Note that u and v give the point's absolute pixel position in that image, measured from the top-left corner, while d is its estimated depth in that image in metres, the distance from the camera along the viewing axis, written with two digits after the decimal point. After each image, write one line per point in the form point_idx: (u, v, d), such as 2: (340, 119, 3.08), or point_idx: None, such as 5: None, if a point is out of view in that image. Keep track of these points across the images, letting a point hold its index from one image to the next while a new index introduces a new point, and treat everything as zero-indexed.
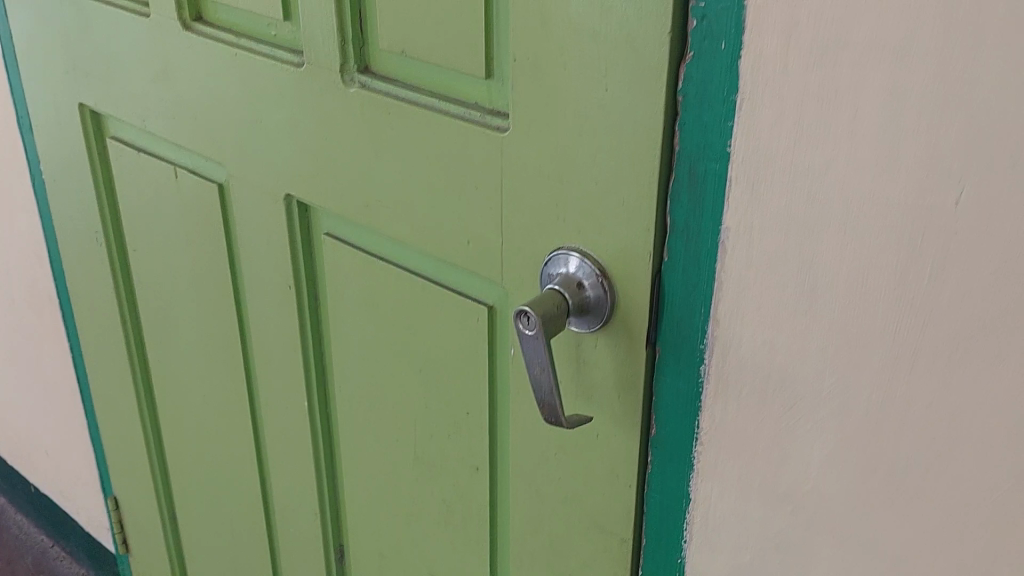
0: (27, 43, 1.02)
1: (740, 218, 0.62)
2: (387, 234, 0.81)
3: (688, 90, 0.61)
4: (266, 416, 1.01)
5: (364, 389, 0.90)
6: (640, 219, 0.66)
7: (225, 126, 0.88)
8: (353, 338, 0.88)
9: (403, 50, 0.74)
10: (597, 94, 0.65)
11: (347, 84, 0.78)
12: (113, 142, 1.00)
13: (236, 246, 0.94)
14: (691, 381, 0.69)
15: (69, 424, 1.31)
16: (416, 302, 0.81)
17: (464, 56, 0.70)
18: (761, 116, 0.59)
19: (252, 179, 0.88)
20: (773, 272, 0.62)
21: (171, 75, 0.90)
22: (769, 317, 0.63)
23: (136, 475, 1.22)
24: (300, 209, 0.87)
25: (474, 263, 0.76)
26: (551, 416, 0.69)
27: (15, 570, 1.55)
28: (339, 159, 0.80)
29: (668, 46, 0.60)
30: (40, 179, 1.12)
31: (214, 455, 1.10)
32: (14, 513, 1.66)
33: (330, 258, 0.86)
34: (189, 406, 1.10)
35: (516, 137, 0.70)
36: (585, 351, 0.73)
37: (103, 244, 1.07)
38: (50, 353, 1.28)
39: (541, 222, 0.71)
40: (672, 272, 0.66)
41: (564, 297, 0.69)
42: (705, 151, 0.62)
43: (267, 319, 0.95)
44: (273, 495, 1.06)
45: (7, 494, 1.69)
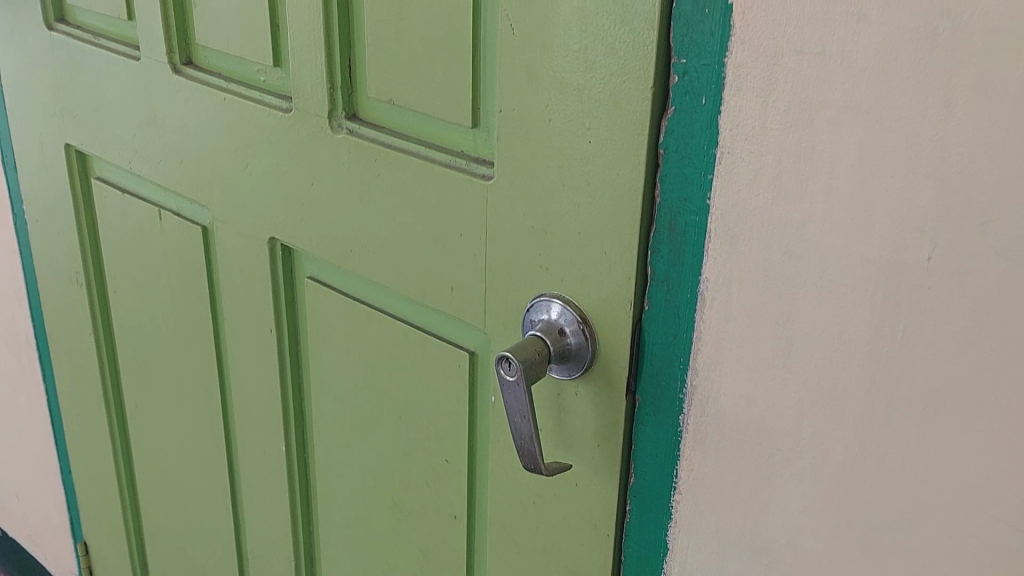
0: (17, 84, 1.03)
1: (719, 270, 0.63)
2: (370, 279, 0.81)
3: (669, 144, 0.62)
4: (242, 461, 1.01)
5: (342, 433, 0.90)
6: (622, 268, 0.67)
7: (211, 169, 0.89)
8: (332, 383, 0.88)
9: (390, 99, 0.75)
10: (579, 146, 0.66)
11: (335, 130, 0.79)
12: (98, 183, 1.01)
13: (217, 288, 0.94)
14: (670, 432, 0.69)
15: (40, 466, 1.29)
16: (397, 347, 0.82)
17: (450, 106, 0.72)
18: (740, 171, 0.60)
19: (236, 221, 0.89)
20: (752, 324, 0.63)
21: (159, 117, 0.90)
22: (748, 368, 0.64)
23: (107, 518, 1.21)
24: (284, 253, 0.87)
25: (456, 309, 0.77)
26: (531, 463, 0.69)
27: None
28: (324, 204, 0.81)
29: (650, 101, 0.62)
30: (22, 218, 1.12)
31: (188, 500, 1.09)
32: None
33: (313, 302, 0.87)
34: (164, 449, 1.09)
35: (500, 186, 0.71)
36: (566, 399, 0.74)
37: (84, 283, 1.07)
38: (23, 394, 1.26)
39: (524, 270, 0.72)
40: (651, 322, 0.67)
41: (545, 344, 0.70)
42: (685, 203, 0.63)
43: (246, 362, 0.95)
44: (247, 541, 1.05)
45: None
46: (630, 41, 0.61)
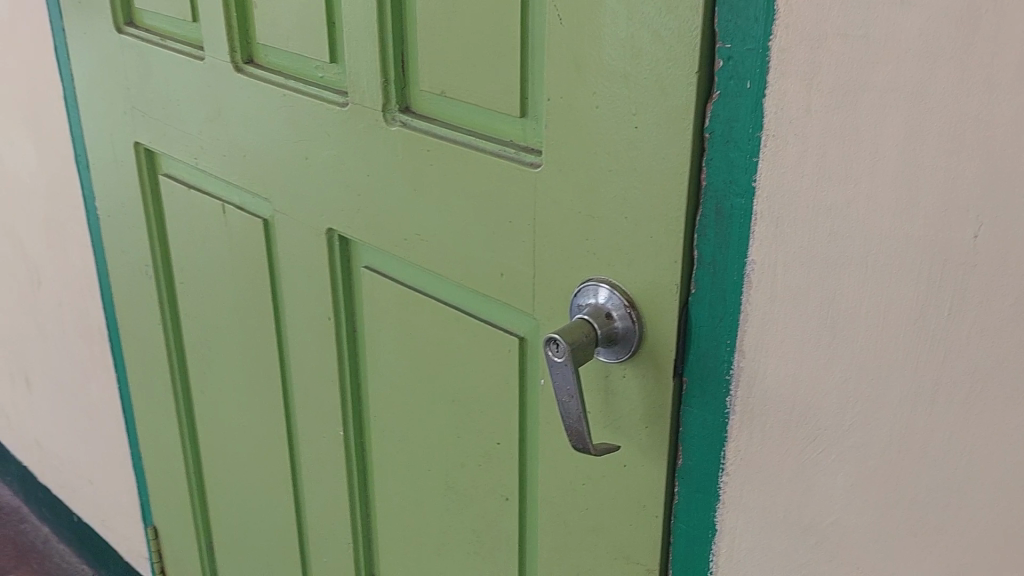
0: (89, 85, 1.07)
1: (765, 252, 0.64)
2: (424, 266, 0.84)
3: (714, 128, 0.64)
4: (303, 446, 1.04)
5: (398, 418, 0.92)
6: (669, 252, 0.68)
7: (272, 163, 0.92)
8: (389, 369, 0.91)
9: (443, 91, 0.77)
10: (627, 132, 0.67)
11: (389, 123, 0.81)
12: (166, 179, 1.05)
13: (278, 278, 0.97)
14: (717, 414, 0.70)
15: (112, 453, 1.34)
16: (451, 332, 0.84)
17: (501, 96, 0.74)
18: (784, 154, 0.61)
19: (296, 213, 0.92)
20: (797, 305, 0.64)
21: (223, 114, 0.94)
22: (793, 349, 0.65)
23: (174, 501, 1.25)
24: (341, 244, 0.90)
25: (506, 294, 0.78)
26: (579, 443, 0.71)
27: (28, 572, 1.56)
28: (380, 194, 0.84)
29: (696, 86, 0.63)
30: (94, 214, 1.17)
31: (252, 485, 1.13)
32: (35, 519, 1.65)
33: (369, 290, 0.89)
34: (229, 434, 1.13)
35: (549, 173, 0.72)
36: (614, 382, 0.75)
37: (153, 275, 1.11)
38: (95, 383, 1.31)
39: (572, 255, 0.73)
40: (698, 305, 0.69)
41: (593, 327, 0.71)
42: (731, 186, 0.64)
43: (306, 349, 0.98)
44: (308, 523, 1.08)
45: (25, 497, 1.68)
46: (675, 28, 0.63)
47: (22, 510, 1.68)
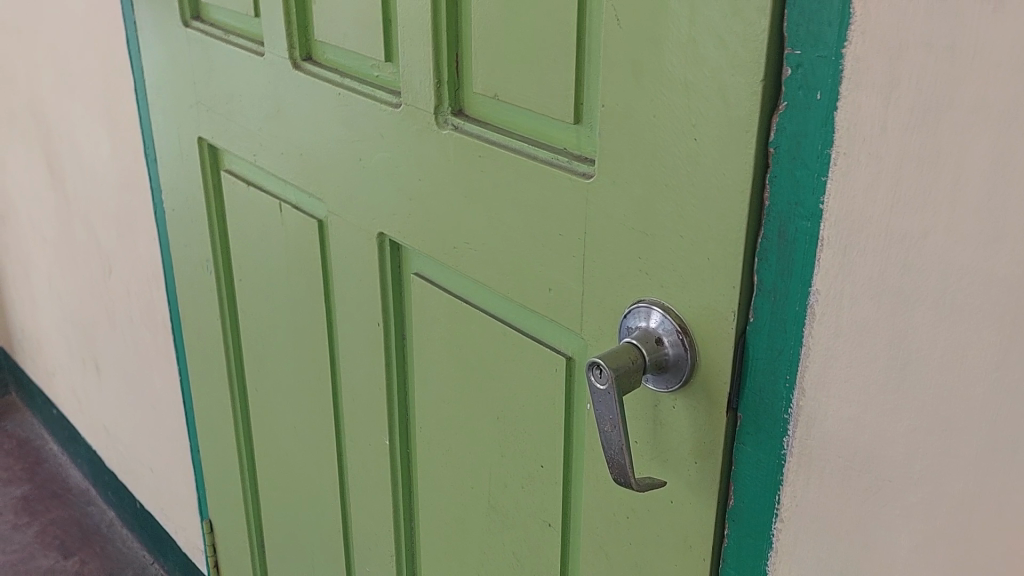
0: (159, 78, 1.07)
1: (830, 282, 0.58)
2: (473, 277, 0.80)
3: (780, 143, 0.58)
4: (350, 453, 1.01)
5: (444, 432, 0.89)
6: (726, 276, 0.63)
7: (326, 163, 0.89)
8: (436, 382, 0.88)
9: (497, 94, 0.73)
10: (685, 144, 0.62)
11: (441, 126, 0.78)
12: (227, 174, 1.03)
13: (331, 280, 0.95)
14: (772, 454, 0.65)
15: (174, 444, 1.34)
16: (499, 347, 0.80)
17: (556, 102, 0.69)
18: (855, 176, 0.55)
19: (349, 215, 0.89)
20: (864, 342, 0.58)
21: (281, 111, 0.92)
22: (856, 392, 0.59)
23: (229, 497, 1.24)
24: (392, 249, 0.87)
25: (555, 312, 0.74)
26: (621, 477, 0.66)
27: (87, 549, 1.67)
28: (431, 200, 0.80)
29: (760, 96, 0.57)
30: (160, 206, 1.16)
31: (301, 487, 1.11)
32: (102, 505, 1.77)
33: (418, 299, 0.86)
34: (281, 434, 1.11)
35: (601, 185, 0.68)
36: (664, 413, 0.70)
37: (213, 271, 1.10)
38: (160, 374, 1.31)
39: (624, 274, 0.68)
40: (756, 335, 0.63)
41: (641, 352, 0.66)
42: (796, 208, 0.59)
43: (355, 354, 0.95)
44: (353, 531, 1.05)
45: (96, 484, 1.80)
46: (740, 33, 0.57)
47: (92, 496, 1.80)
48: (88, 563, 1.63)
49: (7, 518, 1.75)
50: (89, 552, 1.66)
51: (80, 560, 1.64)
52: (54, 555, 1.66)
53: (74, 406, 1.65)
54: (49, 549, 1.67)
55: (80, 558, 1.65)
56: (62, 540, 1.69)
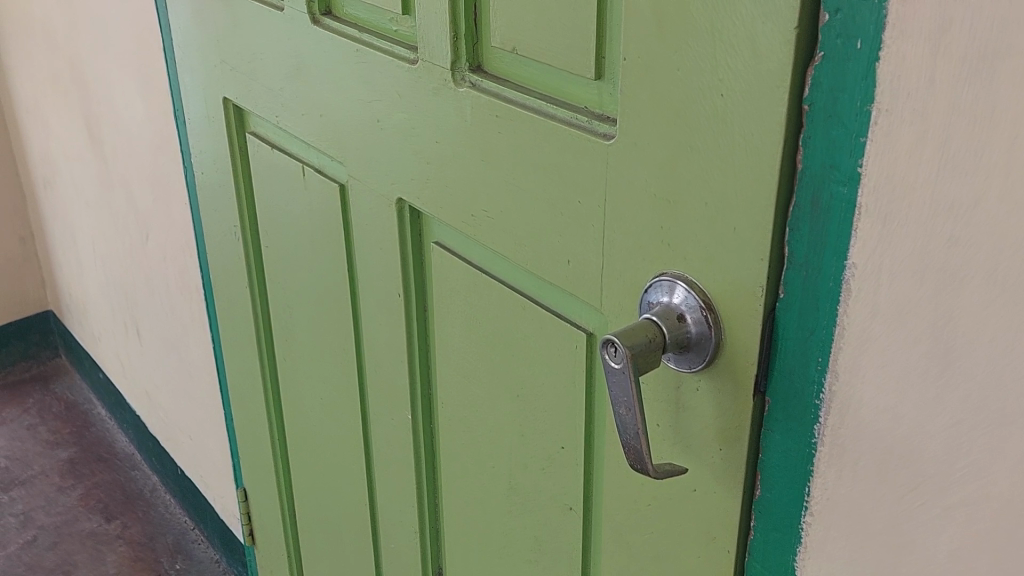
0: (185, 36, 1.04)
1: (868, 255, 0.52)
2: (492, 246, 0.75)
3: (815, 99, 0.52)
4: (374, 425, 0.98)
5: (466, 407, 0.85)
6: (754, 249, 0.57)
7: (345, 124, 0.85)
8: (458, 354, 0.84)
9: (514, 48, 0.68)
10: (712, 102, 0.56)
11: (458, 84, 0.73)
12: (253, 136, 1.01)
13: (353, 247, 0.92)
14: (802, 443, 0.59)
15: (209, 412, 1.34)
16: (519, 321, 0.76)
17: (574, 57, 0.64)
18: (898, 136, 0.49)
19: (368, 180, 0.85)
20: (903, 324, 0.52)
21: (302, 70, 0.88)
22: (894, 378, 0.53)
23: (261, 466, 1.23)
24: (412, 215, 0.83)
25: (576, 285, 0.69)
26: (637, 463, 0.61)
27: (131, 513, 1.69)
28: (449, 163, 0.76)
29: (794, 47, 0.51)
30: (191, 169, 1.14)
31: (328, 459, 1.08)
32: (146, 470, 1.80)
33: (439, 268, 0.82)
34: (310, 404, 1.08)
35: (621, 147, 0.62)
36: (686, 396, 0.64)
37: (241, 235, 1.08)
38: (196, 340, 1.31)
39: (645, 245, 0.63)
40: (786, 313, 0.57)
41: (661, 329, 0.61)
42: (831, 171, 0.53)
43: (378, 324, 0.92)
44: (378, 505, 1.03)
45: (141, 450, 1.83)
46: None
47: (137, 461, 1.83)
48: (130, 528, 1.66)
49: (53, 480, 1.78)
50: (132, 517, 1.68)
51: (121, 524, 1.67)
52: (97, 518, 1.69)
53: (118, 370, 1.66)
54: (92, 513, 1.70)
55: (122, 522, 1.67)
56: (105, 503, 1.72)
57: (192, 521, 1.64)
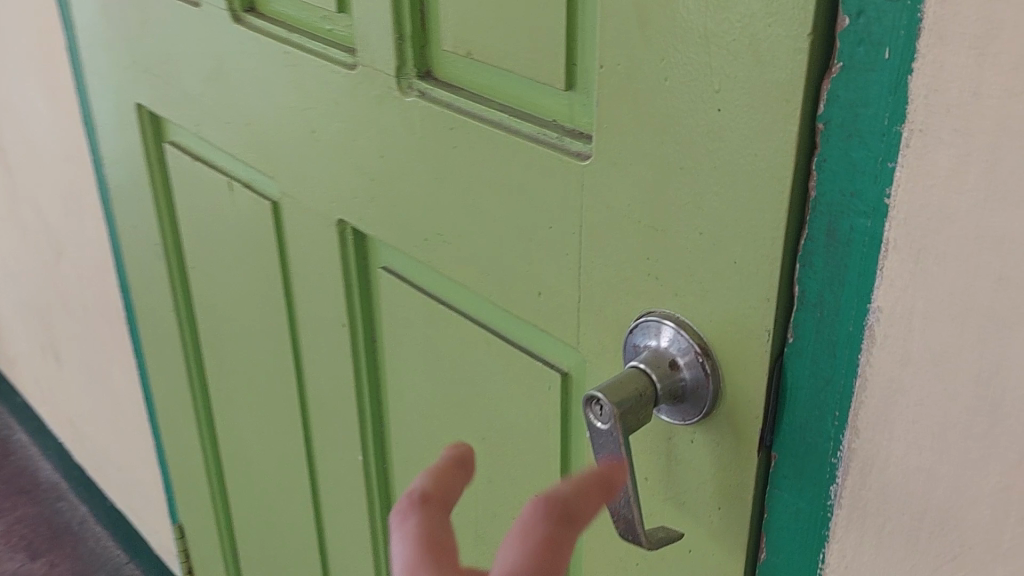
0: (89, 35, 0.93)
1: (897, 297, 0.45)
2: (449, 275, 0.67)
3: (832, 116, 0.44)
4: (321, 463, 0.89)
5: (424, 448, 0.77)
6: (758, 288, 0.49)
7: (275, 136, 0.76)
8: (413, 390, 0.75)
9: (468, 52, 0.59)
10: (705, 117, 0.48)
11: (404, 92, 0.63)
12: (172, 146, 0.90)
13: (289, 270, 0.82)
14: (815, 505, 0.52)
15: (140, 442, 1.23)
16: (482, 358, 0.67)
17: (539, 63, 0.55)
18: (934, 160, 0.41)
19: (305, 197, 0.76)
20: (939, 377, 0.44)
21: (222, 74, 0.78)
22: (926, 437, 0.46)
23: (198, 501, 1.14)
24: (356, 237, 0.74)
25: (546, 320, 0.61)
26: (628, 533, 0.53)
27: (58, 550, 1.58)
28: (396, 180, 0.67)
29: (807, 55, 0.43)
30: (105, 181, 1.04)
31: (271, 497, 0.99)
32: (74, 499, 1.68)
33: (389, 297, 0.73)
34: (248, 438, 0.99)
35: (598, 168, 0.54)
36: (679, 448, 0.56)
37: (163, 255, 0.98)
38: (120, 365, 1.20)
39: (629, 279, 0.55)
40: (797, 359, 0.50)
41: (651, 379, 0.53)
42: (852, 200, 0.45)
43: (321, 357, 0.83)
44: (329, 547, 0.94)
45: (67, 477, 1.71)
46: None
47: (63, 489, 1.71)
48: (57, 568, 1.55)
49: None
50: (59, 554, 1.57)
51: (48, 562, 1.56)
52: (20, 558, 1.57)
53: (37, 394, 1.54)
54: (15, 552, 1.58)
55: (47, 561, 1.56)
56: (29, 540, 1.61)
57: (126, 555, 1.54)
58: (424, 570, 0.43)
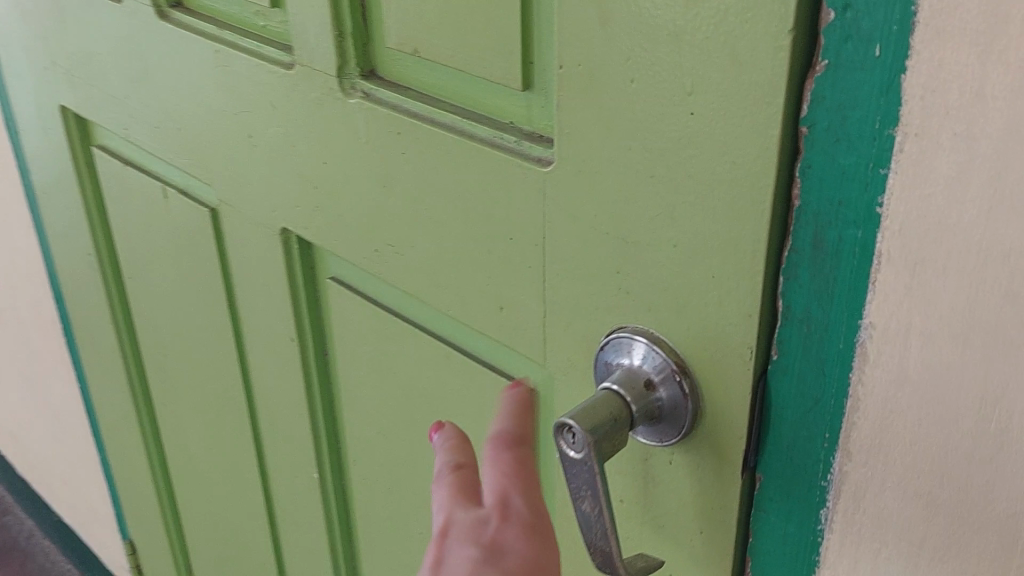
0: (4, 34, 0.86)
1: (891, 314, 0.41)
2: (403, 287, 0.62)
3: (817, 119, 0.40)
4: (275, 480, 0.85)
5: (383, 465, 0.72)
6: (739, 303, 0.45)
7: (209, 140, 0.70)
8: (369, 406, 0.71)
9: (415, 50, 0.54)
10: (677, 121, 0.44)
11: (347, 93, 0.59)
12: (101, 151, 0.84)
13: (232, 281, 0.77)
14: (804, 528, 0.49)
15: (85, 456, 1.18)
16: (442, 373, 0.63)
17: (493, 62, 0.50)
18: (932, 166, 0.38)
19: (245, 205, 0.71)
20: (939, 398, 0.41)
21: (149, 75, 0.72)
22: (924, 460, 0.43)
23: (149, 517, 1.09)
24: (301, 247, 0.69)
25: (510, 335, 0.57)
26: (606, 567, 0.50)
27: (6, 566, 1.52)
28: (342, 187, 0.62)
29: (789, 53, 0.39)
30: (31, 187, 0.97)
31: (224, 514, 0.95)
32: (20, 513, 1.62)
33: (340, 309, 0.69)
34: (197, 454, 0.94)
35: (561, 175, 0.50)
36: (657, 469, 0.53)
37: (98, 265, 0.92)
38: (60, 378, 1.14)
39: (598, 292, 0.51)
40: (782, 378, 0.46)
41: (626, 401, 0.49)
42: (840, 209, 0.41)
43: (270, 372, 0.78)
44: (288, 565, 0.90)
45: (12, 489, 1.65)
46: None
47: (9, 502, 1.64)
48: None
49: None
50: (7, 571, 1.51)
51: None
52: None
53: None
54: None
55: None
56: None
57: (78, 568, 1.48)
58: (459, 508, 0.45)
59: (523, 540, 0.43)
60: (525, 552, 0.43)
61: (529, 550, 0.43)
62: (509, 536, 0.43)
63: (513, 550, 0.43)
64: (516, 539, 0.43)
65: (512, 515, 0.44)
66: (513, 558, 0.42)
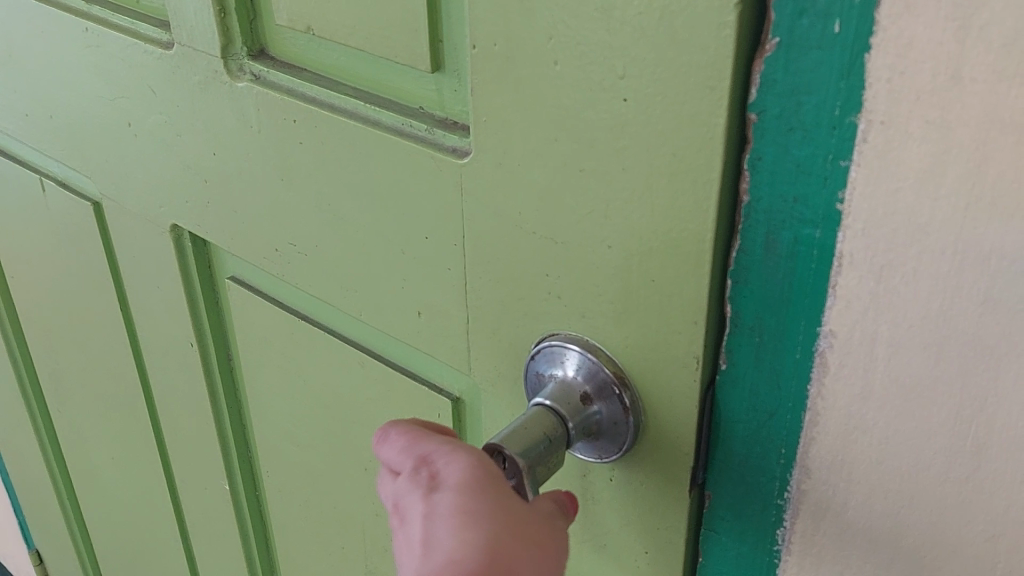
0: None
1: (854, 321, 0.37)
2: (309, 290, 0.56)
3: (768, 105, 0.35)
4: (185, 490, 0.78)
5: (297, 476, 0.67)
6: (683, 310, 0.40)
7: (85, 129, 0.63)
8: (279, 415, 0.65)
9: (307, 27, 0.48)
10: (609, 107, 0.38)
11: (234, 77, 0.52)
12: None
13: (123, 281, 0.70)
14: (759, 548, 0.44)
15: None
16: (356, 382, 0.57)
17: (396, 40, 0.44)
18: (901, 159, 0.33)
19: (130, 200, 0.63)
20: (909, 412, 0.37)
21: (14, 56, 0.64)
22: (892, 477, 0.39)
23: (54, 528, 1.01)
24: (197, 246, 0.62)
25: (429, 342, 0.51)
26: None
27: None
28: (235, 181, 0.55)
29: (735, 30, 0.34)
30: None
31: (133, 525, 0.88)
32: None
33: (242, 312, 0.62)
34: (99, 462, 0.87)
35: (478, 168, 0.44)
36: (597, 486, 0.48)
37: None
38: None
39: (525, 296, 0.46)
40: (731, 391, 0.42)
41: (561, 420, 0.44)
42: (796, 206, 0.36)
43: (171, 378, 0.71)
44: None
45: None
46: None
47: None
48: None
49: None
50: None
51: None
52: None
53: None
54: None
55: None
56: None
57: None
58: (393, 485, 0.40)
59: (454, 457, 0.38)
60: (459, 462, 0.38)
61: (463, 458, 0.38)
62: (440, 463, 0.38)
63: (452, 470, 0.38)
64: (445, 461, 0.38)
65: (433, 451, 0.39)
66: (453, 473, 0.38)
